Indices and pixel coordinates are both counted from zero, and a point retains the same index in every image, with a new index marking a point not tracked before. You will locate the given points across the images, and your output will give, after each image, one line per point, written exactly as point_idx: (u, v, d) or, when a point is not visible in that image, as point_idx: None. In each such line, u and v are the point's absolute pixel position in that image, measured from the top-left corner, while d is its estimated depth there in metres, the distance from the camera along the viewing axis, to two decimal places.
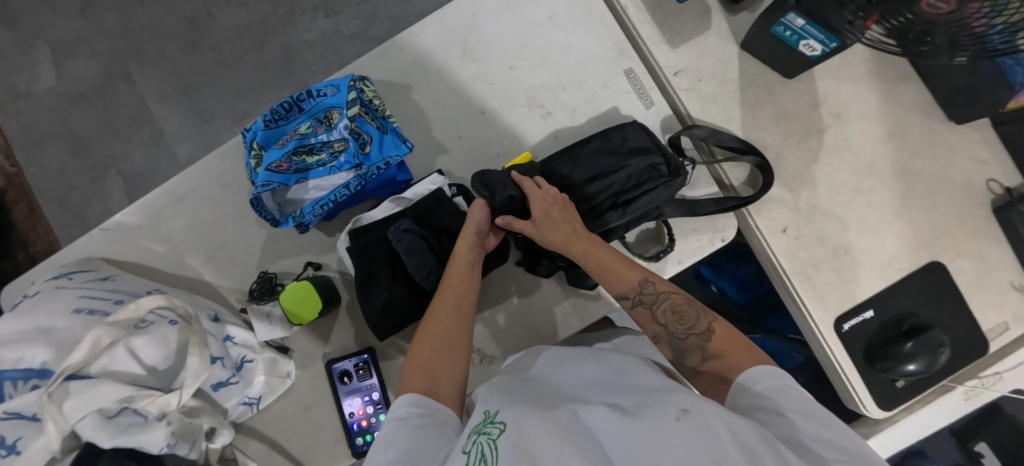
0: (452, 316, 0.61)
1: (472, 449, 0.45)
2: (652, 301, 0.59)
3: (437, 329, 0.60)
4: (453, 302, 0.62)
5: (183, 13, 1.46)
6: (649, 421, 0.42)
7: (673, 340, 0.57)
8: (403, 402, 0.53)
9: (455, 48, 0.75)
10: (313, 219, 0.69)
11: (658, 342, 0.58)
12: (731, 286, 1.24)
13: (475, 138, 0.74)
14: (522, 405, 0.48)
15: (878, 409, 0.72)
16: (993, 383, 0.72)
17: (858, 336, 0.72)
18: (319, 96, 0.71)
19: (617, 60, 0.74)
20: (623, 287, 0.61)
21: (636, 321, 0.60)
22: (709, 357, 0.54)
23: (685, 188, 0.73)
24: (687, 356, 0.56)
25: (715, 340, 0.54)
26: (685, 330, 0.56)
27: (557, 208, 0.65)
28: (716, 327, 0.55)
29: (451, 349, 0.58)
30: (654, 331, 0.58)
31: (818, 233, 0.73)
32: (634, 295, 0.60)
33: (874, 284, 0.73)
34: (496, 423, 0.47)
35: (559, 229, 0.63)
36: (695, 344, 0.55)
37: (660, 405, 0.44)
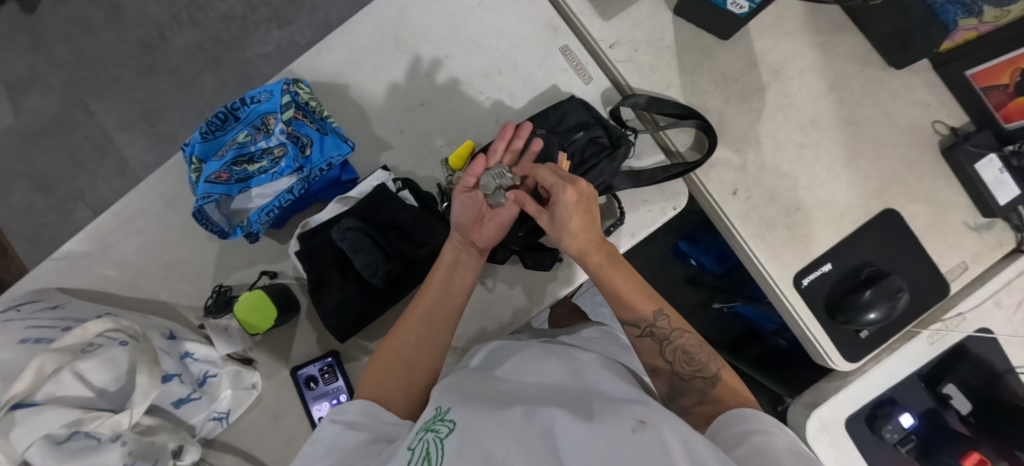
0: (420, 327, 0.59)
1: (417, 446, 0.44)
2: (663, 337, 0.60)
3: (400, 339, 0.58)
4: (423, 315, 0.60)
5: (134, 38, 1.44)
6: (608, 429, 0.42)
7: (674, 379, 0.58)
8: (352, 407, 0.51)
9: (387, 43, 0.75)
10: (260, 227, 0.69)
11: (655, 375, 0.60)
12: (706, 258, 1.24)
13: (417, 131, 0.74)
14: (475, 405, 0.47)
15: (843, 362, 0.72)
16: (956, 324, 0.72)
17: (817, 291, 0.72)
18: (252, 104, 0.70)
19: (551, 39, 0.74)
20: (634, 316, 0.61)
21: (640, 348, 0.61)
22: (709, 401, 0.54)
23: (631, 159, 0.72)
24: (684, 396, 0.57)
25: (719, 388, 0.55)
26: (691, 372, 0.57)
27: (578, 215, 0.59)
28: (723, 374, 0.56)
29: (415, 362, 0.57)
30: (657, 364, 0.60)
31: (769, 192, 0.73)
32: (645, 325, 0.60)
33: (828, 238, 0.73)
34: (446, 421, 0.46)
35: (575, 241, 0.60)
36: (699, 386, 0.56)
37: (618, 414, 0.45)
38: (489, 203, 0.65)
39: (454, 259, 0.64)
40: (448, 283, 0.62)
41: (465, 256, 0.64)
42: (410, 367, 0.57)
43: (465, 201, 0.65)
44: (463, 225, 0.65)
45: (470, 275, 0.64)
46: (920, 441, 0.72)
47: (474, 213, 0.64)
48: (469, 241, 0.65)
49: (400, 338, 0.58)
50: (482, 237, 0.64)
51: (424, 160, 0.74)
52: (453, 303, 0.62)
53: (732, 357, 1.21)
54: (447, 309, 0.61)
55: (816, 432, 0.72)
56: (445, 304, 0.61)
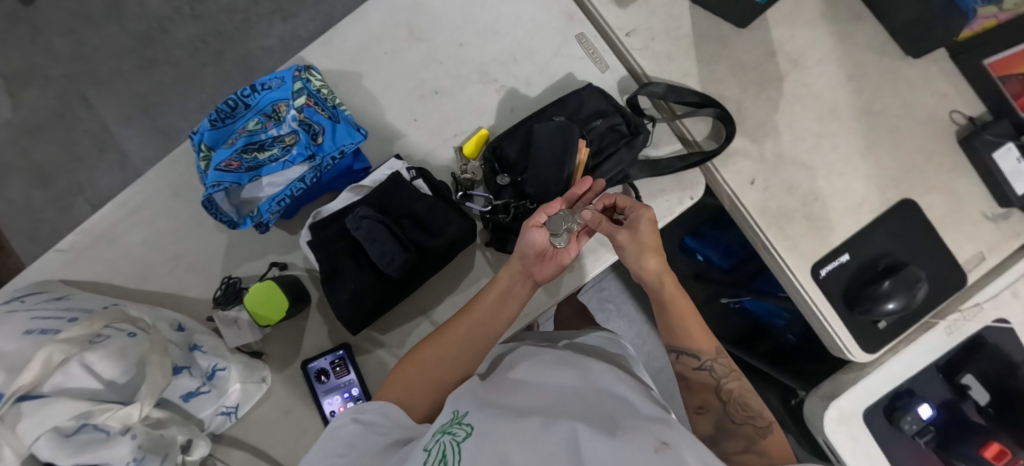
0: (459, 346, 0.61)
1: (433, 447, 0.45)
2: (719, 374, 0.64)
3: (436, 351, 0.60)
4: (463, 334, 0.61)
5: (134, 31, 1.42)
6: (629, 445, 0.41)
7: (724, 419, 0.62)
8: (378, 407, 0.53)
9: (401, 30, 0.73)
10: (270, 216, 0.67)
11: (704, 411, 0.64)
12: (714, 251, 1.24)
13: (431, 120, 0.73)
14: (493, 411, 0.47)
15: (862, 353, 0.71)
16: (973, 315, 0.72)
17: (835, 281, 0.72)
18: (263, 90, 0.68)
19: (567, 26, 0.73)
20: (693, 348, 0.64)
21: (692, 381, 0.65)
22: (754, 451, 0.58)
23: (648, 148, 0.71)
24: (729, 440, 0.60)
25: (768, 440, 0.58)
26: (742, 418, 0.61)
27: (654, 236, 0.61)
28: (772, 429, 0.59)
29: (445, 376, 0.59)
30: (708, 400, 0.64)
31: (786, 182, 0.72)
32: (705, 360, 0.64)
33: (846, 229, 0.72)
34: (463, 425, 0.46)
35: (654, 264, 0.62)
36: (750, 433, 0.59)
37: (639, 430, 0.44)
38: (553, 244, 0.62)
39: (508, 289, 0.64)
40: (494, 313, 0.63)
41: (518, 286, 0.65)
42: (438, 378, 0.59)
43: (535, 232, 0.62)
44: (527, 257, 0.63)
45: (517, 307, 0.64)
46: (938, 430, 0.71)
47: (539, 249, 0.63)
48: (529, 273, 0.65)
49: (435, 351, 0.60)
50: (542, 273, 0.64)
51: (438, 149, 0.73)
52: (493, 332, 0.62)
53: (741, 353, 1.21)
54: (487, 336, 0.62)
55: (834, 423, 0.71)
56: (487, 328, 0.62)
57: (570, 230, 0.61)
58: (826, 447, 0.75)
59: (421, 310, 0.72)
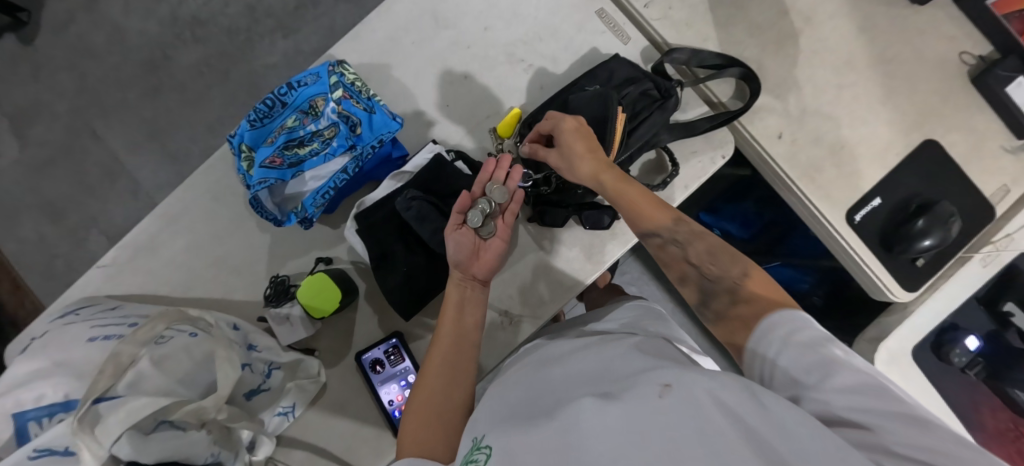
0: (444, 367, 0.56)
1: None
2: (682, 240, 0.58)
3: (425, 384, 0.54)
4: (442, 354, 0.57)
5: (138, 59, 1.43)
6: (633, 402, 0.39)
7: (703, 282, 0.56)
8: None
9: (426, 20, 0.75)
10: (316, 210, 0.68)
11: (687, 281, 0.59)
12: (733, 226, 1.26)
13: (463, 105, 0.75)
14: (504, 423, 0.45)
15: (905, 293, 0.73)
16: (1006, 245, 0.73)
17: (870, 225, 0.74)
18: (299, 87, 0.69)
19: (587, 3, 0.75)
20: (649, 226, 0.59)
21: (664, 258, 0.60)
22: (739, 301, 0.52)
23: (677, 112, 0.73)
24: (716, 298, 0.55)
25: (748, 286, 0.52)
26: (716, 273, 0.55)
27: (580, 139, 0.62)
28: (746, 275, 0.53)
29: (448, 402, 0.53)
30: (684, 271, 0.59)
31: (812, 134, 0.75)
32: (664, 233, 0.59)
33: (876, 173, 0.74)
34: (482, 448, 0.44)
35: (585, 164, 0.62)
36: (730, 288, 0.53)
37: (643, 381, 0.42)
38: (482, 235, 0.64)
39: (461, 296, 0.62)
40: (459, 324, 0.59)
41: (468, 292, 0.62)
42: (444, 412, 0.52)
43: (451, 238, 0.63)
44: (461, 262, 0.63)
45: (478, 307, 0.62)
46: (987, 361, 0.73)
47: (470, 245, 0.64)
48: (470, 275, 0.63)
49: (426, 386, 0.54)
50: (480, 267, 0.63)
51: (472, 132, 0.74)
52: (470, 340, 0.59)
53: None
54: (467, 347, 0.58)
55: (886, 364, 0.73)
56: (461, 339, 0.58)
57: (488, 215, 0.64)
58: None
59: None
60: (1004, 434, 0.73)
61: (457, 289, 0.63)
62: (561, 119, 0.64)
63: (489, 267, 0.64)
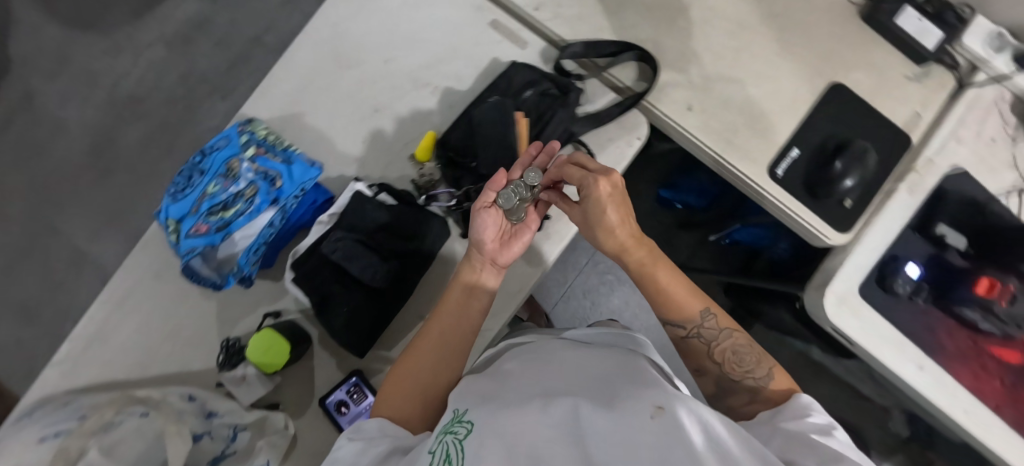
0: (438, 347, 0.61)
1: (437, 449, 0.46)
2: (710, 337, 0.63)
3: (419, 357, 0.60)
4: (439, 336, 0.61)
5: (82, 148, 1.44)
6: (623, 415, 0.40)
7: (723, 380, 0.63)
8: (372, 425, 0.54)
9: (327, 63, 0.76)
10: (251, 268, 0.69)
11: (704, 373, 0.65)
12: (694, 198, 1.27)
13: (379, 138, 0.76)
14: (491, 405, 0.48)
15: (837, 235, 0.75)
16: (927, 170, 0.75)
17: (794, 176, 0.75)
18: (213, 153, 0.71)
19: (478, 17, 0.77)
20: (680, 318, 0.64)
21: (685, 348, 0.65)
22: (756, 402, 0.60)
23: (585, 104, 0.75)
24: (735, 396, 0.62)
25: (769, 390, 0.59)
26: (740, 373, 0.62)
27: (612, 205, 0.61)
28: (772, 379, 0.60)
29: (433, 382, 0.59)
30: (706, 365, 0.64)
31: (720, 99, 0.76)
32: (693, 327, 0.64)
33: (788, 125, 0.76)
34: (464, 423, 0.47)
35: (615, 239, 0.62)
36: (750, 387, 0.61)
37: (639, 399, 0.43)
38: (511, 219, 0.65)
39: (474, 281, 0.65)
40: (465, 306, 0.64)
41: (485, 275, 0.66)
42: (428, 387, 0.59)
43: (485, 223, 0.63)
44: (485, 245, 0.65)
45: (488, 295, 0.65)
46: (932, 286, 0.74)
47: (497, 227, 0.65)
48: (491, 260, 0.66)
49: (418, 361, 0.60)
50: (502, 256, 0.66)
51: (392, 162, 0.75)
52: (469, 327, 0.63)
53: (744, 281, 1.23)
54: (463, 335, 0.62)
55: (836, 307, 0.74)
56: (462, 327, 0.63)
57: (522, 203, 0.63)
58: (836, 334, 0.78)
59: (420, 316, 0.74)
60: (966, 353, 0.75)
61: (472, 267, 0.66)
62: (593, 183, 0.59)
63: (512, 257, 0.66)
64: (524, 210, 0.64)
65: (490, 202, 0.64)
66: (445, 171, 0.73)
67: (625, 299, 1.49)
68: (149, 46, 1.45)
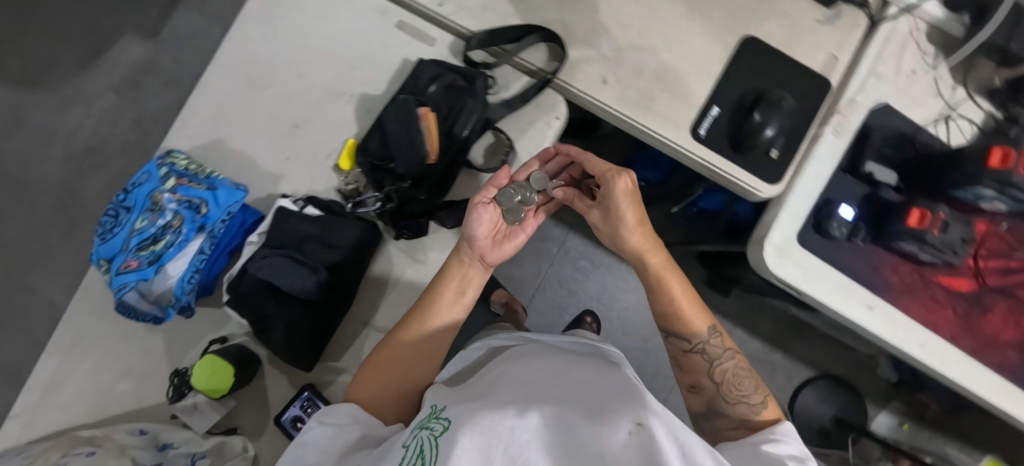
0: (423, 341, 0.64)
1: (412, 443, 0.46)
2: (710, 356, 0.66)
3: (404, 348, 0.63)
4: (425, 331, 0.64)
5: (42, 204, 1.43)
6: (602, 428, 0.40)
7: (717, 398, 0.65)
8: (345, 411, 0.56)
9: (241, 85, 0.77)
10: (187, 297, 0.70)
11: (696, 389, 0.67)
12: (652, 173, 1.29)
13: (301, 152, 0.76)
14: (470, 404, 0.48)
15: (767, 187, 0.75)
16: (850, 110, 0.75)
17: (717, 134, 0.75)
18: (136, 188, 0.71)
19: (384, 20, 0.77)
20: (685, 332, 0.66)
21: (683, 361, 0.68)
22: (745, 427, 0.62)
23: (498, 91, 0.76)
24: (725, 415, 0.64)
25: (760, 418, 0.62)
26: (736, 396, 0.64)
27: (633, 210, 0.63)
28: (765, 407, 0.63)
29: (412, 373, 0.62)
30: (702, 381, 0.67)
31: (634, 68, 0.76)
32: (697, 342, 0.66)
33: (705, 85, 0.76)
34: (441, 419, 0.47)
35: (637, 243, 0.64)
36: (742, 411, 0.63)
37: (619, 413, 0.42)
38: (507, 216, 0.67)
39: (464, 275, 0.67)
40: (453, 303, 0.66)
41: (475, 271, 0.67)
42: (404, 376, 0.62)
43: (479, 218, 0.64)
44: (482, 241, 0.66)
45: (476, 289, 0.67)
46: (869, 225, 0.74)
47: (491, 224, 0.65)
48: (482, 256, 0.67)
49: (402, 353, 0.62)
50: (493, 254, 0.67)
51: (318, 175, 0.76)
52: (453, 323, 0.66)
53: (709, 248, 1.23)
54: (447, 328, 0.65)
55: (777, 258, 0.73)
56: (447, 323, 0.66)
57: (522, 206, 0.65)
58: (783, 286, 0.77)
59: (364, 323, 0.75)
60: (913, 288, 0.75)
61: (464, 262, 0.68)
62: (615, 177, 0.63)
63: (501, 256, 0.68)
64: (523, 213, 0.66)
65: (489, 198, 0.65)
66: (367, 174, 0.73)
67: (601, 282, 1.48)
68: (99, 95, 1.44)
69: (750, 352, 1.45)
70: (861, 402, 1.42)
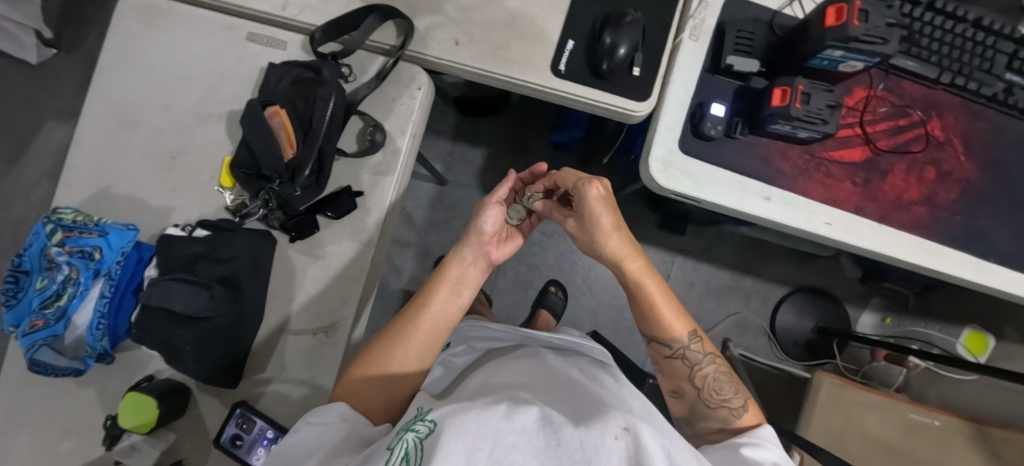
0: (421, 347, 0.61)
1: (397, 445, 0.41)
2: (692, 361, 0.64)
3: (402, 357, 0.60)
4: (424, 337, 0.61)
5: None
6: (591, 429, 0.37)
7: (699, 403, 0.64)
8: (334, 410, 0.54)
9: (116, 131, 0.78)
10: (99, 342, 0.71)
11: (678, 395, 0.66)
12: (577, 132, 1.32)
13: (185, 180, 0.77)
14: (457, 404, 0.43)
15: (639, 104, 0.75)
16: (702, 12, 0.74)
17: (577, 66, 0.76)
18: (30, 250, 0.72)
19: (235, 36, 0.79)
20: (666, 337, 0.65)
21: (666, 367, 0.66)
22: (724, 433, 0.60)
23: (356, 78, 0.78)
24: (706, 420, 0.63)
25: (741, 422, 0.60)
26: (717, 400, 0.62)
27: (610, 215, 0.63)
28: (745, 411, 0.61)
29: (403, 379, 0.60)
30: (684, 386, 0.65)
31: (483, 23, 0.76)
32: (678, 348, 0.65)
33: (556, 22, 0.76)
34: (425, 420, 0.42)
35: (617, 248, 0.63)
36: (724, 415, 0.61)
37: (605, 414, 0.40)
38: (507, 219, 0.71)
39: (462, 275, 0.65)
40: (448, 304, 0.64)
41: (474, 270, 0.66)
42: (394, 380, 0.59)
43: (495, 215, 0.66)
44: (486, 239, 0.66)
45: (471, 289, 0.65)
46: (744, 118, 0.74)
47: (501, 224, 0.67)
48: (484, 255, 0.67)
49: (398, 362, 0.60)
50: (498, 253, 0.68)
51: (206, 198, 0.77)
52: (450, 325, 0.64)
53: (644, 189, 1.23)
54: (442, 329, 0.63)
55: (664, 172, 0.72)
56: (440, 324, 0.63)
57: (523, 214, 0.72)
58: (682, 200, 0.76)
59: (279, 330, 0.75)
60: (806, 169, 0.74)
61: (463, 261, 0.66)
62: (586, 184, 0.62)
63: (499, 255, 0.68)
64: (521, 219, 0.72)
65: (501, 198, 0.67)
66: (244, 184, 0.74)
67: (559, 250, 1.47)
68: (34, 186, 1.39)
69: (720, 283, 1.44)
70: (840, 307, 1.40)
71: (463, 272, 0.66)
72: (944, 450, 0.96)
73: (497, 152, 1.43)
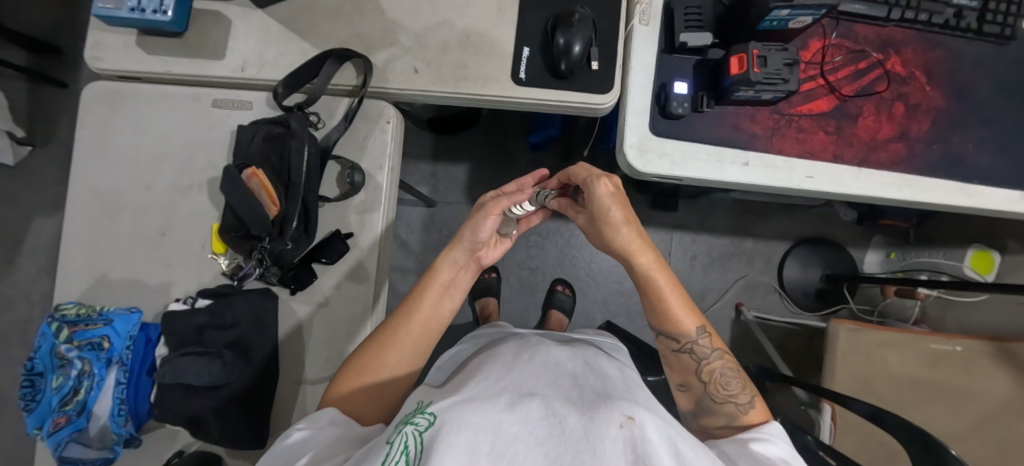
0: (410, 348, 0.62)
1: (396, 440, 0.40)
2: (698, 356, 0.63)
3: (394, 360, 0.61)
4: (414, 338, 0.63)
5: None
6: (593, 421, 0.38)
7: (704, 398, 0.63)
8: (324, 416, 0.55)
9: (102, 218, 0.79)
10: (124, 427, 0.72)
11: (683, 390, 0.65)
12: (552, 130, 1.32)
13: (178, 253, 0.78)
14: (457, 395, 0.43)
15: (604, 96, 0.76)
16: None
17: (537, 71, 0.77)
18: (38, 352, 0.73)
19: (201, 105, 0.80)
20: (674, 331, 0.63)
21: (672, 361, 0.65)
22: (730, 429, 0.60)
23: (325, 123, 0.79)
24: (711, 415, 0.62)
25: (748, 418, 0.60)
26: (722, 395, 0.62)
27: (620, 206, 0.62)
28: (751, 408, 0.60)
29: (396, 382, 0.62)
30: (690, 380, 0.64)
31: (439, 47, 0.77)
32: (687, 340, 0.63)
33: (509, 32, 0.78)
34: (425, 413, 0.42)
35: (628, 239, 0.62)
36: (730, 411, 0.61)
37: (606, 401, 0.41)
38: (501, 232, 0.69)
39: (453, 279, 0.66)
40: (436, 308, 0.65)
41: (464, 273, 0.68)
42: (387, 383, 0.61)
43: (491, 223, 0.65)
44: (480, 244, 0.66)
45: (461, 292, 0.67)
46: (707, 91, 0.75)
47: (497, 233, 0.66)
48: (474, 258, 0.68)
49: (390, 363, 0.61)
50: (489, 256, 0.69)
51: (202, 266, 0.78)
52: (439, 324, 0.65)
53: None
54: (432, 331, 0.65)
55: (642, 158, 0.73)
56: (430, 325, 0.64)
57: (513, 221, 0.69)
58: (665, 181, 0.77)
59: (296, 381, 0.76)
60: (778, 128, 0.75)
61: (455, 266, 0.66)
62: (595, 182, 0.62)
63: (490, 256, 0.70)
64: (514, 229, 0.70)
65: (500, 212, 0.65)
66: (235, 246, 0.75)
67: (557, 248, 1.48)
68: (35, 281, 1.40)
69: (721, 251, 1.44)
70: (843, 252, 1.40)
71: (453, 276, 0.67)
72: (971, 372, 0.97)
73: (480, 165, 1.44)
